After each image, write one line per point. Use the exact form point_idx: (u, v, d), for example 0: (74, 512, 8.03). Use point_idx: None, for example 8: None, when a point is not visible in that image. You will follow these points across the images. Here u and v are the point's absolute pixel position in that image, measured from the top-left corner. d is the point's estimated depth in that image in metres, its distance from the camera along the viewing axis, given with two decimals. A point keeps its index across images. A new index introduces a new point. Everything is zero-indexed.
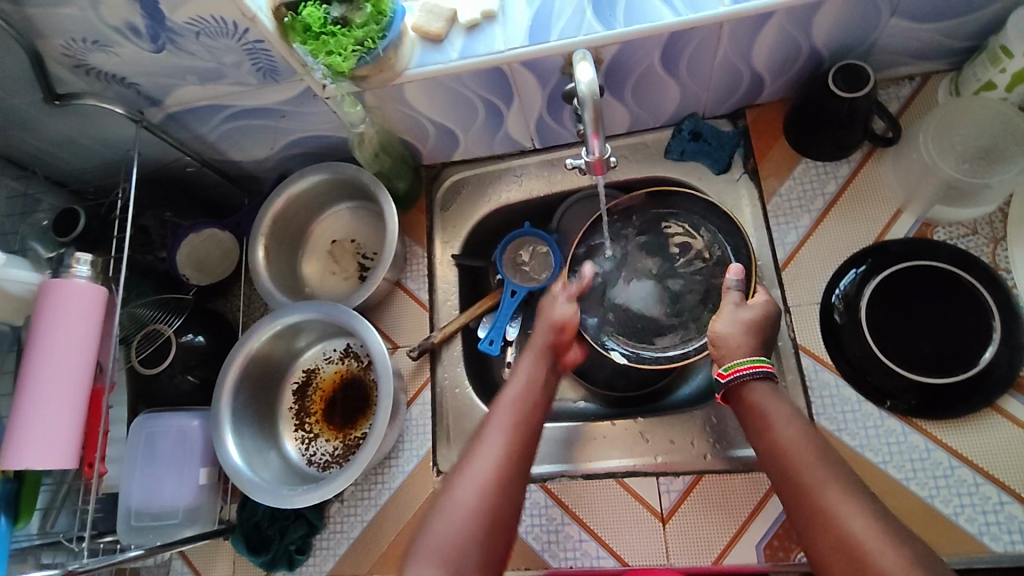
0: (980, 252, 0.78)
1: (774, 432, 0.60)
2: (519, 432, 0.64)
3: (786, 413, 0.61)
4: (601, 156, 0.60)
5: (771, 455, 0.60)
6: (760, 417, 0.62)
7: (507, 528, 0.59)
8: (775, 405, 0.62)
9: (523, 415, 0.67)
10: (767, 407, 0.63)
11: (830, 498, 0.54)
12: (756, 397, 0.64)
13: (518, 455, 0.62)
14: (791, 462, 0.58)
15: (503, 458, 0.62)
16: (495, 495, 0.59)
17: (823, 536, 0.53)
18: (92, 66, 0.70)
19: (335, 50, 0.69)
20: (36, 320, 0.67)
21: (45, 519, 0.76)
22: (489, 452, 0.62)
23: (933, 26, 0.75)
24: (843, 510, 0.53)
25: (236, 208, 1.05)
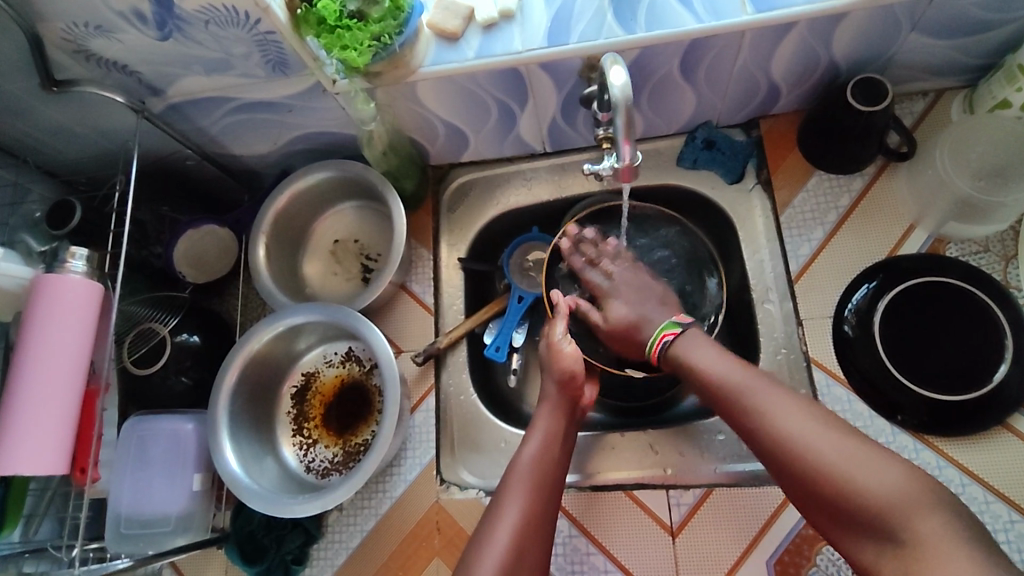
0: (991, 270, 0.78)
1: (707, 367, 0.66)
2: (533, 510, 0.65)
3: (715, 353, 0.67)
4: (630, 162, 0.58)
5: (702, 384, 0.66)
6: (688, 357, 0.69)
7: None
8: (703, 347, 0.69)
9: (539, 486, 0.67)
10: (693, 347, 0.69)
11: (763, 404, 0.61)
12: (687, 342, 0.70)
13: (535, 534, 0.64)
14: (728, 385, 0.63)
15: (521, 536, 0.63)
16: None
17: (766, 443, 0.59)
18: (92, 52, 0.67)
19: (350, 45, 0.66)
20: (28, 318, 0.64)
21: (29, 526, 0.72)
22: (507, 528, 0.64)
23: (949, 43, 0.75)
24: (777, 413, 0.59)
25: (235, 205, 1.02)
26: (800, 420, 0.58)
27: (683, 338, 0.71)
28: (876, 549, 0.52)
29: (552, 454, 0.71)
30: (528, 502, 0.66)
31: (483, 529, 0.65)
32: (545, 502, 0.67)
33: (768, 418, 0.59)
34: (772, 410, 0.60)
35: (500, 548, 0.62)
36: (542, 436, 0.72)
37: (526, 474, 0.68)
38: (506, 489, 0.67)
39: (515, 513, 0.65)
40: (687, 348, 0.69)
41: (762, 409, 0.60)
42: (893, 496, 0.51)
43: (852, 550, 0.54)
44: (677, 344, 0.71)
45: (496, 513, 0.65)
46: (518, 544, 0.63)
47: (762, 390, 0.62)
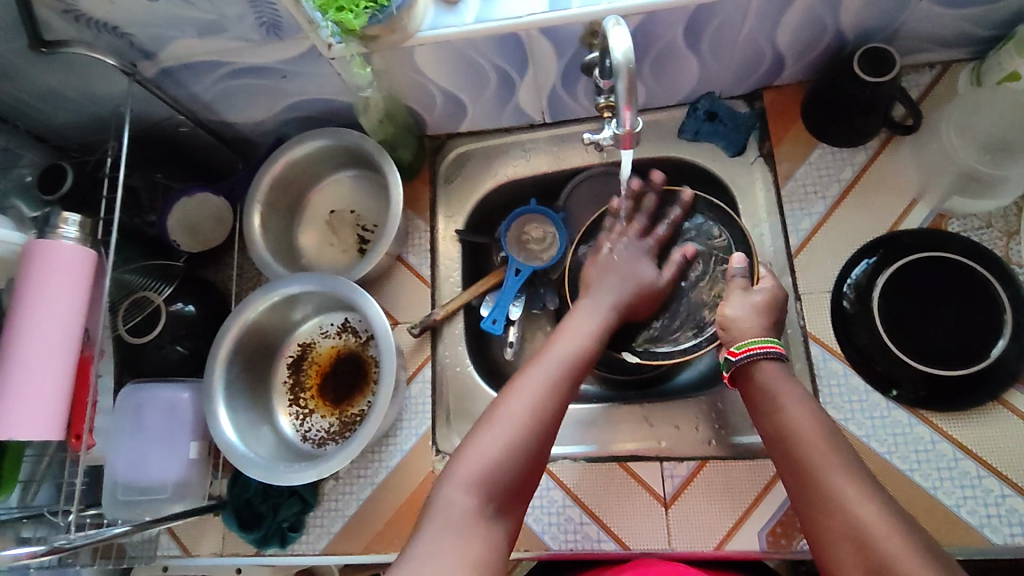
0: (993, 245, 0.77)
1: (786, 412, 0.63)
2: (565, 375, 0.67)
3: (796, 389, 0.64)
4: (632, 128, 0.58)
5: (780, 435, 0.62)
6: (768, 396, 0.65)
7: (528, 465, 0.61)
8: (787, 385, 0.65)
9: (575, 362, 0.69)
10: (778, 387, 0.65)
11: (832, 475, 0.57)
12: (767, 378, 0.66)
13: (565, 389, 0.66)
14: (802, 437, 0.60)
15: (552, 389, 0.65)
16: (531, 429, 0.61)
17: (827, 516, 0.55)
18: (82, 12, 0.65)
19: (346, 6, 0.65)
20: (20, 284, 0.63)
21: (26, 492, 0.73)
22: (542, 377, 0.66)
23: (959, 13, 0.73)
24: (846, 487, 0.55)
25: (229, 173, 1.00)
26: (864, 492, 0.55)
27: (768, 368, 0.67)
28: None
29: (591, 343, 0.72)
30: (566, 366, 0.68)
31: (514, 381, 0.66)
32: (579, 370, 0.68)
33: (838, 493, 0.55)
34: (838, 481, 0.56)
35: (528, 398, 0.63)
36: (589, 327, 0.74)
37: (569, 351, 0.70)
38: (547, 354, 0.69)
39: (550, 374, 0.66)
40: (767, 384, 0.66)
41: (826, 474, 0.57)
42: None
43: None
44: (764, 369, 0.67)
45: (529, 370, 0.67)
46: (546, 397, 0.64)
47: (833, 458, 0.58)
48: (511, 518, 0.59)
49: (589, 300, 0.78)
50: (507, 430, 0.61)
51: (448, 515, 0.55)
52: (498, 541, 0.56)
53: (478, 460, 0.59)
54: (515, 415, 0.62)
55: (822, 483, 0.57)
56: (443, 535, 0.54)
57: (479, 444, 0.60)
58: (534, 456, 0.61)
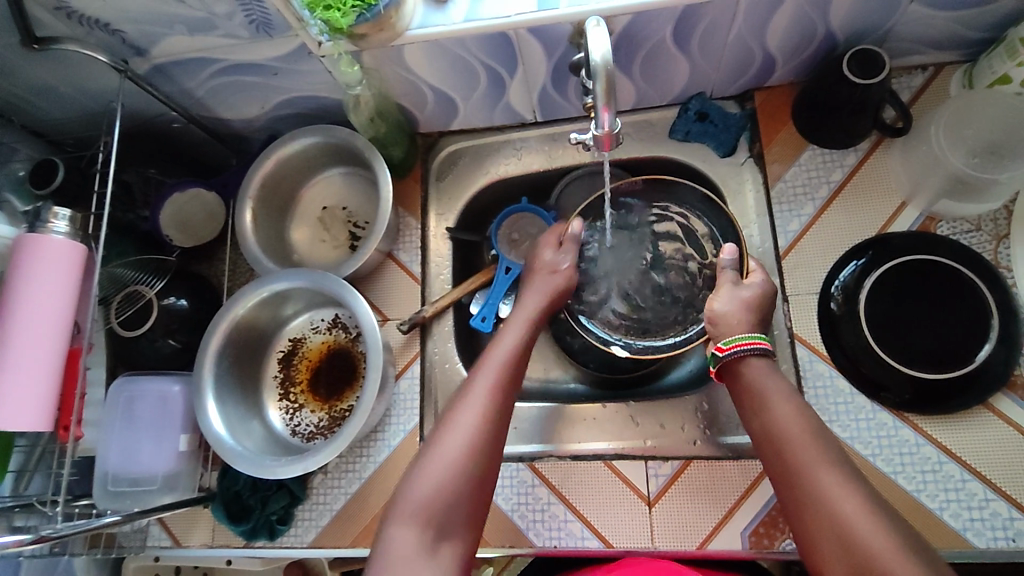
0: (982, 249, 0.77)
1: (772, 411, 0.62)
2: (494, 403, 0.65)
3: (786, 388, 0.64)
4: (610, 129, 0.58)
5: (767, 434, 0.62)
6: (757, 396, 0.64)
7: (465, 508, 0.59)
8: (772, 382, 0.64)
9: (502, 383, 0.67)
10: (763, 385, 0.64)
11: (821, 476, 0.56)
12: (753, 374, 0.65)
13: (502, 399, 0.66)
14: (789, 436, 0.60)
15: (486, 410, 0.64)
16: (461, 468, 0.60)
17: (816, 518, 0.55)
18: (73, 9, 0.66)
19: (333, 5, 0.66)
20: (10, 277, 0.64)
21: (19, 480, 0.74)
22: (470, 408, 0.64)
23: (949, 15, 0.73)
24: (836, 489, 0.55)
25: (223, 169, 1.01)
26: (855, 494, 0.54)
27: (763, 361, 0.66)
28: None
29: (523, 347, 0.73)
30: (499, 377, 0.67)
31: (453, 404, 0.66)
32: (507, 390, 0.67)
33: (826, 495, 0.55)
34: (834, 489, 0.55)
35: (466, 424, 0.63)
36: (510, 342, 0.72)
37: (493, 372, 0.68)
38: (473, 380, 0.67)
39: (486, 389, 0.66)
40: (753, 381, 0.65)
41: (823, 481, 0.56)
42: None
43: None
44: (756, 361, 0.66)
45: (468, 389, 0.66)
46: (483, 414, 0.64)
47: (823, 459, 0.57)
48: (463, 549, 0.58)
49: (517, 308, 0.78)
50: (445, 462, 0.60)
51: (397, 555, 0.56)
52: None
53: (412, 503, 0.58)
54: (452, 447, 0.61)
55: (809, 484, 0.56)
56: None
57: (424, 475, 0.60)
58: (478, 483, 0.61)
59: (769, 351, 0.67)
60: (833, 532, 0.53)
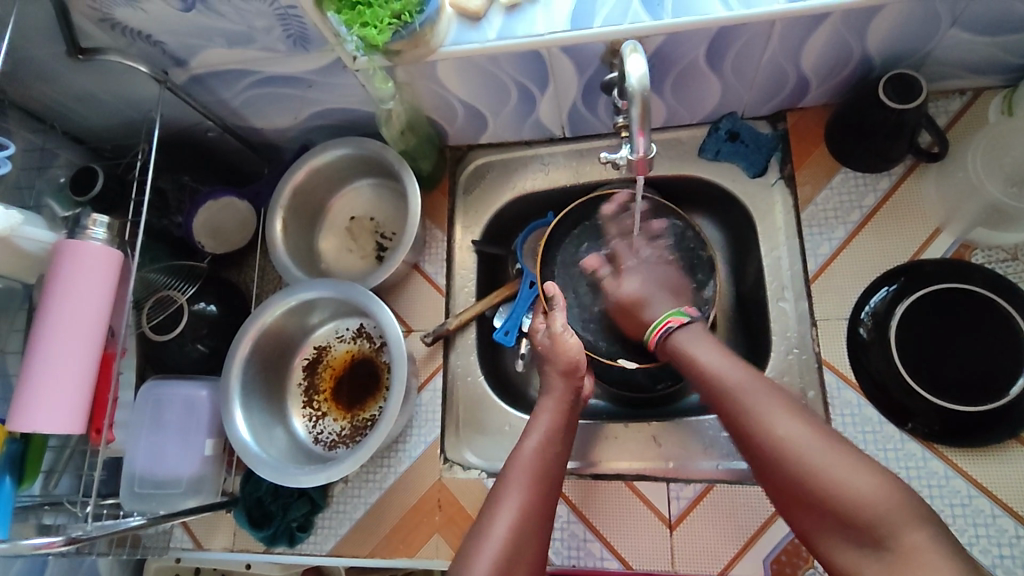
0: (1018, 279, 0.76)
1: (705, 364, 0.64)
2: (533, 502, 0.62)
3: (713, 348, 0.65)
4: (644, 154, 0.58)
5: (703, 385, 0.64)
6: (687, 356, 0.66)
7: None
8: (703, 343, 0.67)
9: (538, 478, 0.64)
10: (695, 344, 0.67)
11: (753, 406, 0.58)
12: (683, 341, 0.68)
13: (530, 530, 0.61)
14: (723, 383, 0.61)
15: (523, 510, 0.61)
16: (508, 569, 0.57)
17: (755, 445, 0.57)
18: (117, 21, 0.67)
19: (370, 22, 0.66)
20: (49, 282, 0.66)
21: (49, 479, 0.75)
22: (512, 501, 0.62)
23: (990, 40, 0.72)
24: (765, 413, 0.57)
25: (255, 177, 1.03)
26: (786, 417, 0.57)
27: (687, 328, 0.69)
28: (857, 553, 0.51)
29: (552, 449, 0.68)
30: (529, 497, 0.62)
31: (480, 524, 0.61)
32: (548, 481, 0.65)
33: (757, 420, 0.57)
34: (767, 414, 0.57)
35: (496, 540, 0.58)
36: (544, 428, 0.69)
37: (528, 465, 0.65)
38: (508, 472, 0.65)
39: (510, 508, 0.61)
40: (684, 346, 0.68)
41: (755, 408, 0.58)
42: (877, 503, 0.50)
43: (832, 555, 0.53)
44: (678, 334, 0.69)
45: (493, 511, 0.61)
46: (510, 547, 0.58)
47: (755, 392, 0.59)
48: None
49: (550, 405, 0.73)
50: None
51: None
52: None
53: None
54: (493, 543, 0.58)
55: (739, 404, 0.59)
56: None
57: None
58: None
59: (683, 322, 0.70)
60: (772, 458, 0.55)
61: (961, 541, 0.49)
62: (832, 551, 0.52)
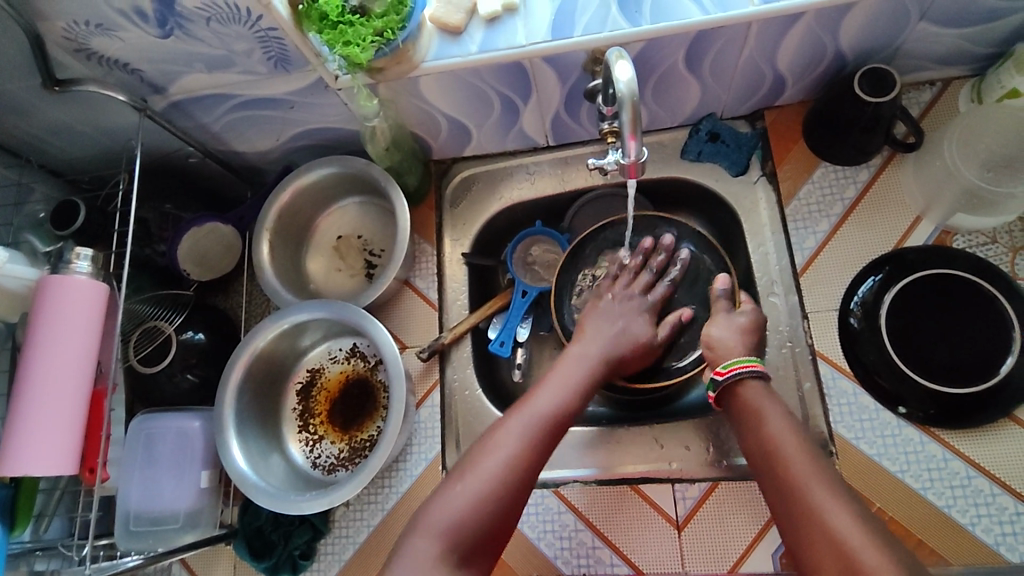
0: (998, 261, 0.78)
1: (766, 422, 0.63)
2: (542, 430, 0.66)
3: (781, 411, 0.64)
4: (636, 158, 0.59)
5: (760, 450, 0.62)
6: (753, 413, 0.65)
7: (493, 527, 0.60)
8: (769, 402, 0.65)
9: (555, 411, 0.68)
10: (759, 404, 0.66)
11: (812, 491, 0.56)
12: (752, 396, 0.67)
13: (534, 453, 0.64)
14: (778, 450, 0.61)
15: (530, 439, 0.65)
16: (501, 484, 0.61)
17: (803, 529, 0.55)
18: (93, 50, 0.66)
19: (353, 41, 0.65)
20: (35, 319, 0.64)
21: (39, 524, 0.72)
22: (517, 427, 0.65)
23: (957, 32, 0.74)
24: (822, 499, 0.55)
25: (237, 202, 1.02)
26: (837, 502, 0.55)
27: (756, 385, 0.67)
28: None
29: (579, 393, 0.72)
30: (536, 427, 0.66)
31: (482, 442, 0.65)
32: (564, 417, 0.68)
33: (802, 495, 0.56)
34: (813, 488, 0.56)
35: (499, 457, 0.63)
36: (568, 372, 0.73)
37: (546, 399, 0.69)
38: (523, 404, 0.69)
39: (519, 431, 0.65)
40: (754, 401, 0.66)
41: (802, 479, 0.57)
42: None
43: None
44: (746, 388, 0.68)
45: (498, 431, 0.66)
46: (508, 464, 0.62)
47: (805, 463, 0.58)
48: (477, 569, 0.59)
49: (576, 352, 0.77)
50: (467, 497, 0.60)
51: (415, 563, 0.57)
52: None
53: (447, 509, 0.60)
54: (492, 460, 0.62)
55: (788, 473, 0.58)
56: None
57: (446, 496, 0.60)
58: (509, 503, 0.61)
59: (764, 374, 0.68)
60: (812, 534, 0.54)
61: None
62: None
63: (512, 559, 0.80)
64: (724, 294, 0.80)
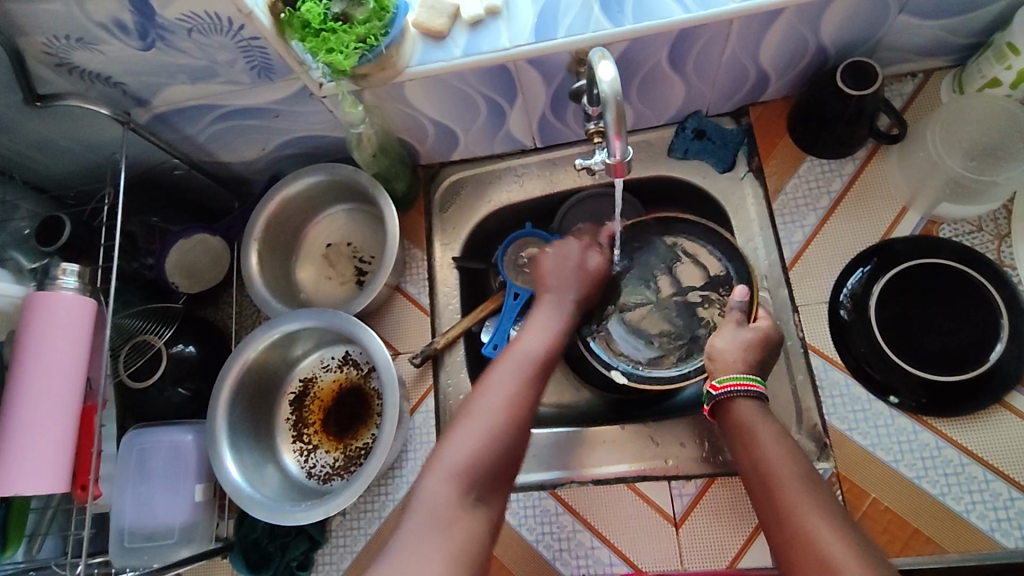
0: (985, 249, 0.78)
1: (758, 442, 0.62)
2: (531, 372, 0.69)
3: (775, 430, 0.63)
4: (621, 158, 0.59)
5: (756, 473, 0.61)
6: (746, 431, 0.64)
7: (504, 465, 0.62)
8: (763, 423, 0.63)
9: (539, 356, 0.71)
10: (754, 424, 0.64)
11: (811, 525, 0.55)
12: (744, 414, 0.65)
13: (528, 393, 0.67)
14: (769, 474, 0.59)
15: (521, 382, 0.67)
16: (506, 421, 0.64)
17: (803, 560, 0.53)
18: (75, 65, 0.66)
19: (335, 48, 0.66)
20: (21, 337, 0.63)
21: (32, 544, 0.71)
22: (509, 372, 0.68)
23: (937, 23, 0.75)
24: (823, 533, 0.54)
25: (224, 213, 1.01)
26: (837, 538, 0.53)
27: (750, 404, 0.65)
28: None
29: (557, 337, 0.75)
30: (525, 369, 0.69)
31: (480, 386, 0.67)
32: (548, 360, 0.71)
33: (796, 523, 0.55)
34: (805, 516, 0.55)
35: (497, 397, 0.65)
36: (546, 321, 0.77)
37: (530, 347, 0.72)
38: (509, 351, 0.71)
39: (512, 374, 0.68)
40: (747, 421, 0.64)
41: (795, 505, 0.56)
42: None
43: None
44: (740, 408, 0.66)
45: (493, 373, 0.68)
46: (508, 404, 0.65)
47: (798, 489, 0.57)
48: (495, 507, 0.61)
49: (552, 299, 0.80)
50: (474, 433, 0.62)
51: (432, 506, 0.58)
52: (481, 530, 0.58)
53: (457, 451, 0.61)
54: (492, 402, 0.65)
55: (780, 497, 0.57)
56: (426, 526, 0.56)
57: (456, 438, 0.62)
58: (513, 440, 0.63)
59: (761, 393, 0.66)
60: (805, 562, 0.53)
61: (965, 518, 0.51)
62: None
63: (511, 563, 0.79)
64: (739, 306, 0.77)
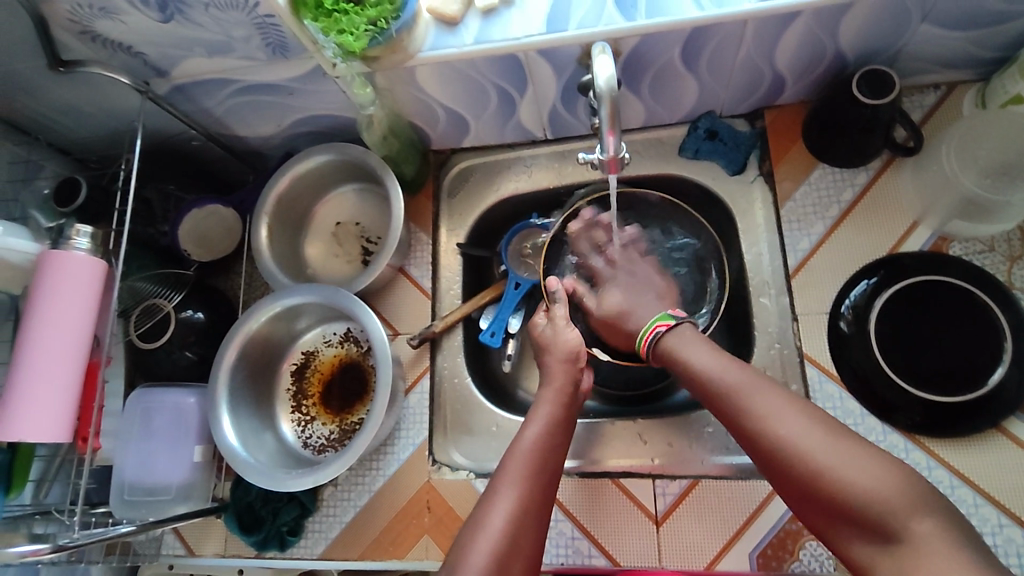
0: (995, 270, 0.76)
1: (691, 357, 0.65)
2: (532, 493, 0.63)
3: (706, 346, 0.66)
4: (615, 153, 0.59)
5: (696, 381, 0.64)
6: (677, 353, 0.68)
7: None
8: (694, 346, 0.67)
9: (538, 470, 0.65)
10: (681, 345, 0.68)
11: (757, 405, 0.58)
12: (675, 338, 0.69)
13: (529, 521, 0.61)
14: (715, 380, 0.62)
15: (521, 507, 0.61)
16: (508, 559, 0.58)
17: (763, 447, 0.57)
18: (97, 33, 0.68)
19: (347, 29, 0.67)
20: (33, 293, 0.66)
21: (39, 489, 0.76)
22: (510, 495, 0.62)
23: (962, 34, 0.73)
24: (770, 413, 0.57)
25: (240, 184, 1.04)
26: (798, 424, 0.56)
27: (675, 331, 0.70)
28: (871, 545, 0.51)
29: (553, 439, 0.68)
30: (526, 489, 0.63)
31: (476, 515, 0.62)
32: (546, 467, 0.66)
33: (747, 408, 0.59)
34: (753, 401, 0.59)
35: (496, 531, 0.59)
36: (543, 420, 0.70)
37: (526, 458, 0.65)
38: (506, 465, 0.65)
39: (511, 499, 0.62)
40: (676, 347, 0.68)
41: (743, 396, 0.60)
42: (882, 486, 0.50)
43: (847, 549, 0.53)
44: (668, 337, 0.69)
45: (491, 501, 0.62)
46: (510, 538, 0.59)
47: (750, 387, 0.60)
48: None
49: (546, 396, 0.73)
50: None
51: None
52: None
53: None
54: (493, 535, 0.59)
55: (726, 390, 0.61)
56: None
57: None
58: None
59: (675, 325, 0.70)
60: (773, 452, 0.56)
61: (951, 516, 0.50)
62: (847, 546, 0.53)
63: None
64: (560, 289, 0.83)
